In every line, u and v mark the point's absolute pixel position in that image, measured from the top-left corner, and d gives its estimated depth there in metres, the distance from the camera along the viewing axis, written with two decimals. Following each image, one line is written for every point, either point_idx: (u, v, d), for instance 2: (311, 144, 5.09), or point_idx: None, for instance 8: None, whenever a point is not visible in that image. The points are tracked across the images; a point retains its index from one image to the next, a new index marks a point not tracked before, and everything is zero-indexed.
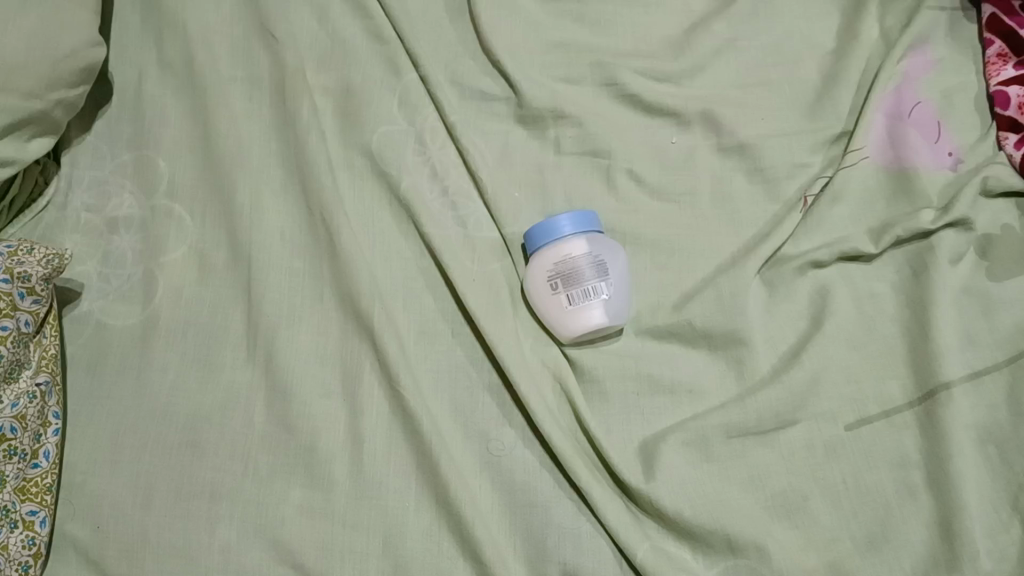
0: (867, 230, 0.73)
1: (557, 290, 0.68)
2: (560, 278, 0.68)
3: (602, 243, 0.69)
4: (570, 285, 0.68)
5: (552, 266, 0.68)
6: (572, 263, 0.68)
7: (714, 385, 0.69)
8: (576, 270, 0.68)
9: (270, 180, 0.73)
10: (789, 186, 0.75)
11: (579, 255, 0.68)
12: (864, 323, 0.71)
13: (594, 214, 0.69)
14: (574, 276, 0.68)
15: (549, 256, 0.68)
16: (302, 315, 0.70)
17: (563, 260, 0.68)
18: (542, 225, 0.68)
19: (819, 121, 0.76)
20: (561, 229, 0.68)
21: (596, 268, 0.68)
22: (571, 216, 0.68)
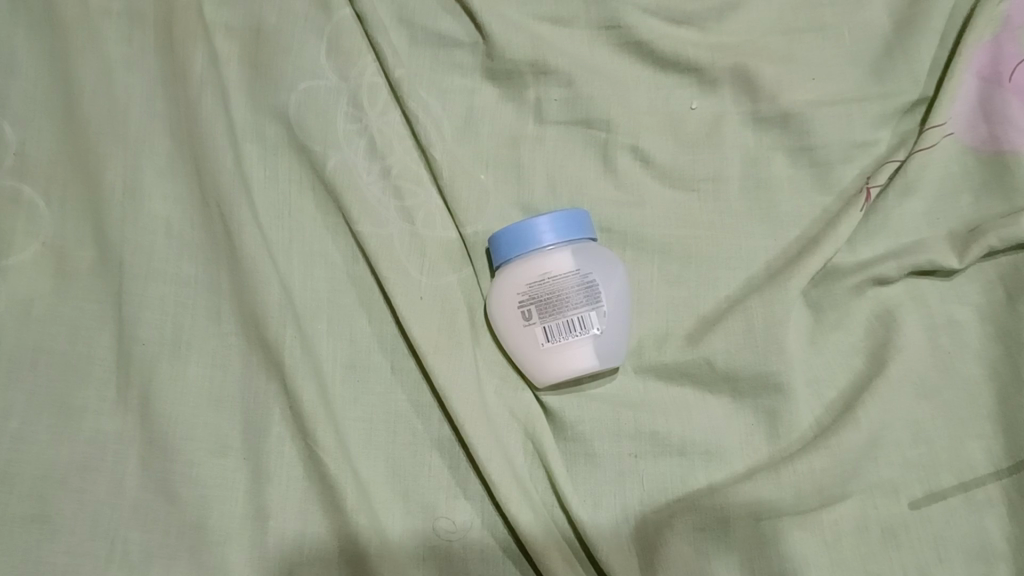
0: (946, 237, 0.55)
1: (531, 321, 0.50)
2: (535, 304, 0.50)
3: (595, 256, 0.52)
4: (550, 316, 0.50)
5: (524, 288, 0.50)
6: (553, 286, 0.50)
7: (738, 442, 0.52)
8: (558, 296, 0.50)
9: (154, 153, 0.54)
10: (845, 173, 0.56)
11: (563, 274, 0.50)
12: (937, 362, 0.53)
13: (585, 215, 0.51)
14: (555, 303, 0.50)
15: (522, 272, 0.50)
16: (191, 340, 0.52)
17: (540, 280, 0.50)
18: (514, 231, 0.50)
19: (888, 82, 0.57)
20: (539, 239, 0.50)
21: (587, 291, 0.50)
22: (554, 220, 0.50)
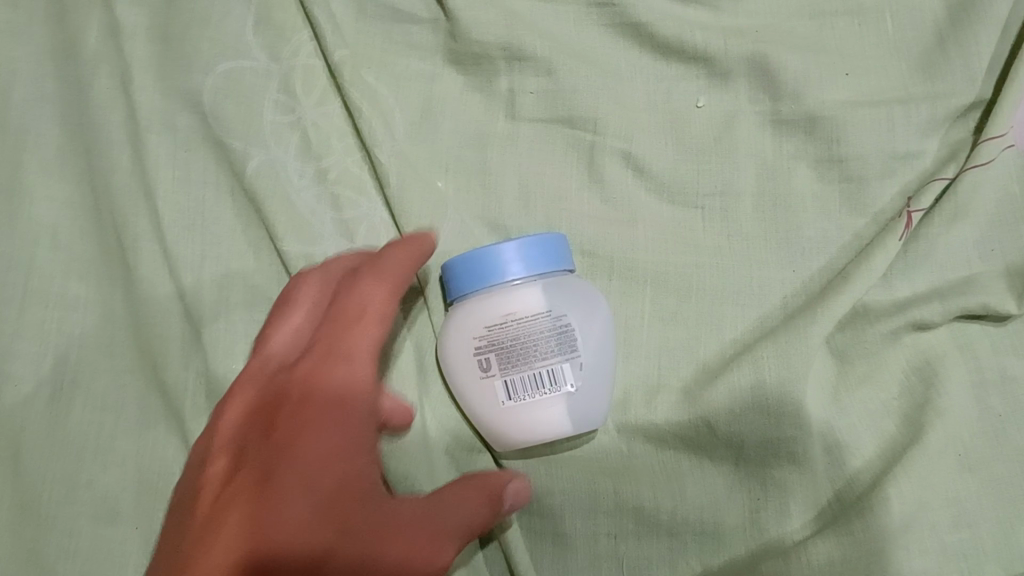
0: (1003, 275, 0.45)
1: (489, 372, 0.41)
2: (496, 353, 0.41)
3: (573, 293, 0.42)
4: (513, 368, 0.40)
5: (483, 332, 0.41)
6: (517, 331, 0.40)
7: (740, 520, 0.43)
8: (521, 344, 0.40)
9: (40, 143, 0.44)
10: (883, 191, 0.46)
11: (530, 315, 0.41)
12: (988, 428, 0.43)
13: (560, 242, 0.42)
14: (519, 353, 0.40)
15: (481, 311, 0.41)
16: (76, 377, 0.42)
17: (501, 322, 0.41)
18: (472, 259, 0.41)
19: (938, 80, 0.47)
20: (495, 278, 0.40)
21: (560, 337, 0.41)
22: (521, 247, 0.40)
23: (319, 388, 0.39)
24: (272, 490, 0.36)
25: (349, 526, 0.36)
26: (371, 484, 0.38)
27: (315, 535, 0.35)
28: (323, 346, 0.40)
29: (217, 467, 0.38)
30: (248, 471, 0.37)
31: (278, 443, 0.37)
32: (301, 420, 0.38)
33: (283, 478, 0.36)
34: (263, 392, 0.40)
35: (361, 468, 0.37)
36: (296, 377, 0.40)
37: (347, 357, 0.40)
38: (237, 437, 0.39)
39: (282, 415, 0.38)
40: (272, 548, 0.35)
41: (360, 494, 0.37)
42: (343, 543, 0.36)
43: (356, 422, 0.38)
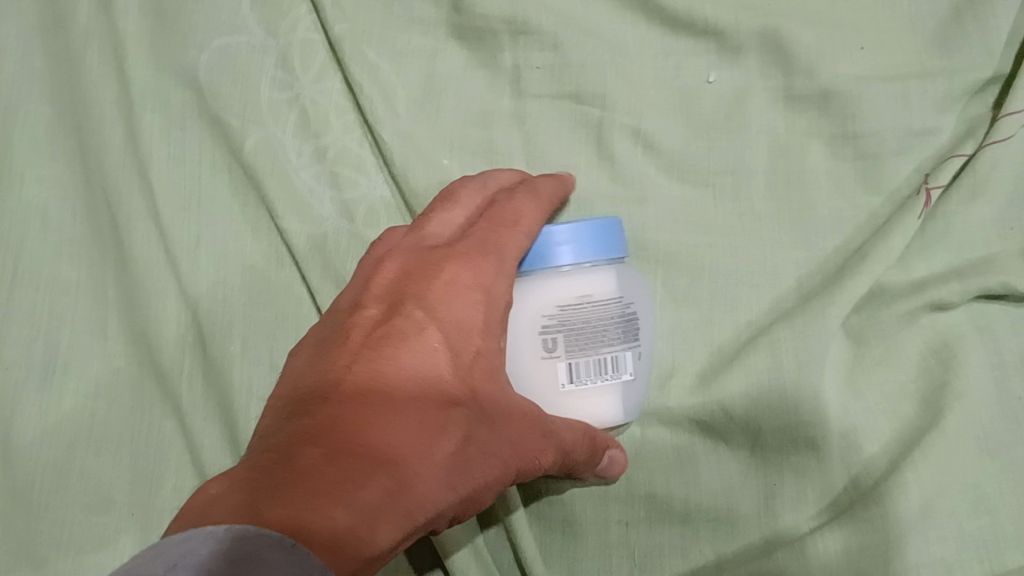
0: (1023, 254, 0.43)
1: (554, 353, 0.37)
2: (565, 333, 0.37)
3: (626, 279, 0.40)
4: (581, 352, 0.37)
5: (553, 310, 0.37)
6: (591, 314, 0.38)
7: (754, 508, 0.41)
8: (595, 326, 0.38)
9: (28, 118, 0.43)
10: (899, 168, 0.45)
11: (603, 300, 0.38)
12: (1011, 412, 0.42)
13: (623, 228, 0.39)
14: (590, 337, 0.38)
15: (551, 288, 0.38)
16: (69, 362, 0.41)
17: (576, 303, 0.38)
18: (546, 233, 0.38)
19: (955, 54, 0.45)
20: (566, 254, 0.38)
21: (625, 325, 0.39)
22: (600, 230, 0.38)
23: (467, 268, 0.35)
24: (406, 333, 0.32)
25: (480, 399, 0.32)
26: (499, 373, 0.34)
27: (451, 386, 0.32)
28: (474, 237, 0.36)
29: (369, 310, 0.34)
30: (397, 304, 0.33)
31: (426, 294, 0.34)
32: (440, 282, 0.34)
33: (418, 330, 0.32)
34: (415, 258, 0.36)
35: (496, 372, 0.34)
36: (453, 253, 0.35)
37: (497, 248, 0.36)
38: (394, 285, 0.35)
39: (440, 274, 0.34)
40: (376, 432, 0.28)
41: (494, 400, 0.33)
42: (481, 430, 0.32)
43: (496, 317, 0.35)
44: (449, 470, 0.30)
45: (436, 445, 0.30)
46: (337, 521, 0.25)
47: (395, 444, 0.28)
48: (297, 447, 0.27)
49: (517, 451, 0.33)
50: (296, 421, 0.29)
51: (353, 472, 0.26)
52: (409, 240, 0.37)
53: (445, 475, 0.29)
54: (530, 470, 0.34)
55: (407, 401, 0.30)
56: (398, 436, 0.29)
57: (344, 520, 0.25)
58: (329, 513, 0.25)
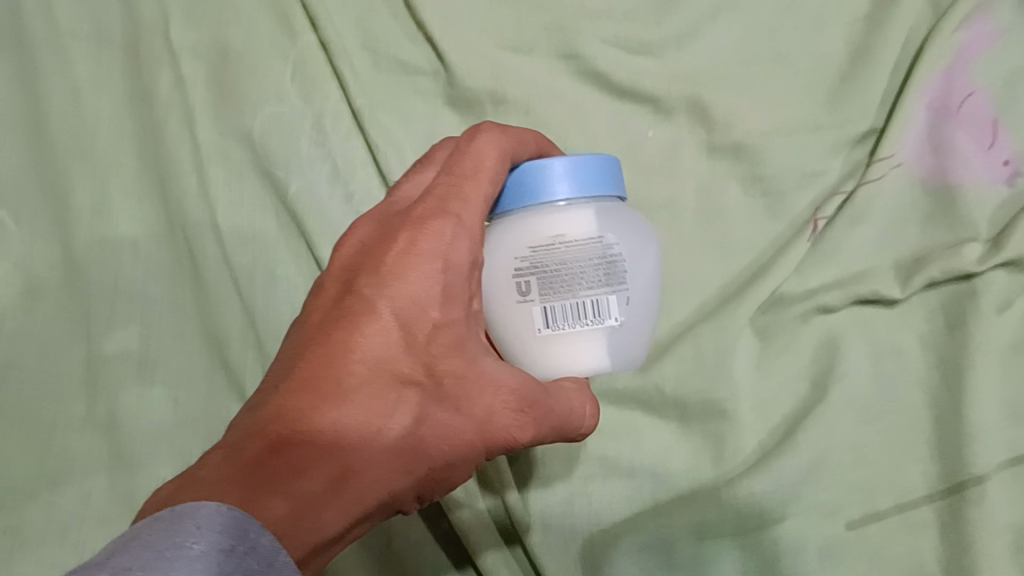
0: (891, 267, 0.57)
1: (528, 296, 0.43)
2: (535, 276, 0.43)
3: (623, 221, 0.44)
4: (552, 294, 0.42)
5: (526, 255, 0.43)
6: (560, 257, 0.42)
7: (685, 462, 0.54)
8: (566, 270, 0.42)
9: (121, 175, 0.56)
10: (798, 202, 0.58)
11: (575, 242, 0.42)
12: (882, 388, 0.55)
13: (602, 162, 0.44)
14: (559, 279, 0.42)
15: (526, 233, 0.43)
16: (158, 358, 0.54)
17: (546, 246, 0.42)
18: (522, 176, 0.43)
19: (843, 111, 0.58)
20: (555, 190, 0.43)
21: (602, 267, 0.43)
22: (572, 165, 0.43)
23: (422, 236, 0.40)
24: (356, 316, 0.39)
25: (436, 370, 0.39)
26: (458, 342, 0.40)
27: (400, 364, 0.39)
28: (435, 195, 0.41)
29: (332, 289, 0.41)
30: (354, 284, 0.40)
31: (383, 271, 0.40)
32: (394, 255, 0.40)
33: (367, 311, 0.39)
34: (380, 229, 0.41)
35: (455, 341, 0.40)
36: (411, 219, 0.40)
37: (453, 213, 0.40)
38: (356, 264, 0.41)
39: (394, 246, 0.40)
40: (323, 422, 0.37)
41: (452, 371, 0.39)
42: (432, 408, 0.39)
43: (454, 280, 0.40)
44: (400, 450, 0.38)
45: (377, 426, 0.38)
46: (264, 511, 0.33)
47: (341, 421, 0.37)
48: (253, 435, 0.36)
49: (478, 430, 0.40)
50: (262, 406, 0.37)
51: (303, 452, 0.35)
52: (387, 206, 0.43)
53: (391, 453, 0.38)
54: (508, 441, 0.41)
55: (350, 385, 0.38)
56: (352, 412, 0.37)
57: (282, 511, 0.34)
58: (264, 503, 0.33)
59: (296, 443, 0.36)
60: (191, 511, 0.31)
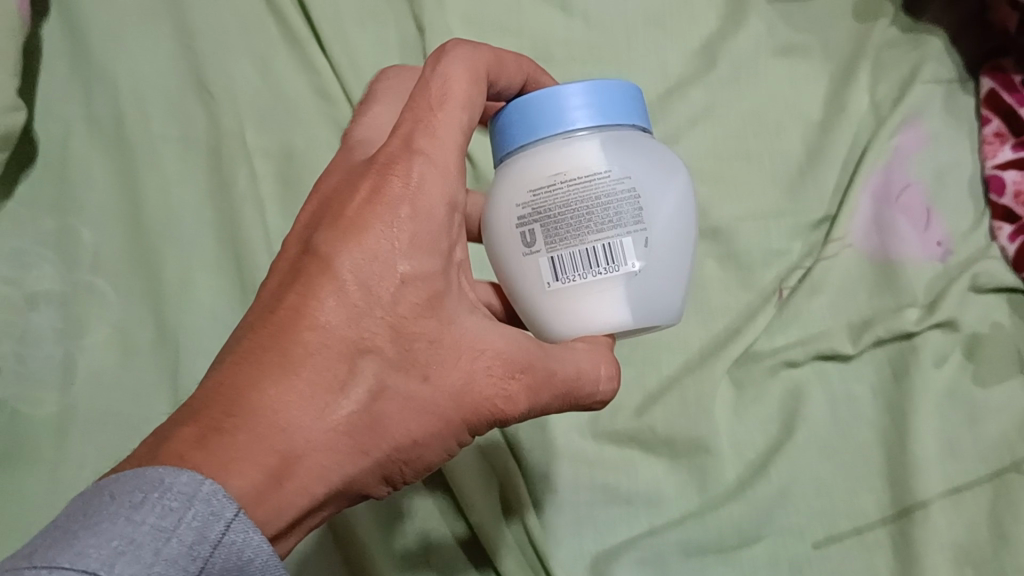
0: (845, 327, 0.67)
1: (538, 246, 0.45)
2: (542, 224, 0.45)
3: (634, 152, 0.46)
4: (559, 243, 0.45)
5: (533, 203, 0.45)
6: (564, 201, 0.44)
7: (673, 492, 0.64)
8: (571, 215, 0.44)
9: (203, 253, 0.68)
10: (765, 275, 0.69)
11: (579, 185, 0.44)
12: (839, 429, 0.65)
13: (609, 90, 0.46)
14: (566, 225, 0.44)
15: (533, 177, 0.45)
16: None
17: (551, 192, 0.45)
18: (531, 115, 0.46)
19: (801, 201, 0.71)
20: (562, 123, 0.46)
21: (610, 209, 0.44)
22: (580, 100, 0.46)
23: (388, 182, 0.42)
24: (310, 284, 0.41)
25: (404, 336, 0.42)
26: (422, 307, 0.42)
27: (351, 338, 0.40)
28: (400, 135, 0.43)
29: (294, 250, 0.43)
30: (316, 243, 0.42)
31: (344, 229, 0.42)
32: (351, 217, 0.42)
33: (320, 279, 0.41)
34: (350, 175, 0.44)
35: (426, 294, 0.42)
36: (377, 166, 0.43)
37: (425, 156, 0.42)
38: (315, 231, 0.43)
39: (360, 198, 0.42)
40: (262, 406, 0.38)
41: (425, 335, 0.42)
42: (390, 381, 0.41)
43: (420, 231, 0.42)
44: (352, 426, 0.40)
45: (324, 405, 0.39)
46: (226, 479, 0.37)
47: (306, 389, 0.39)
48: (195, 418, 0.38)
49: (455, 397, 0.43)
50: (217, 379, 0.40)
51: (268, 419, 0.38)
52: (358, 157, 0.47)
53: (339, 428, 0.40)
54: (492, 414, 0.44)
55: (297, 360, 0.39)
56: (314, 377, 0.39)
57: (252, 480, 0.37)
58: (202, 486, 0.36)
59: (235, 429, 0.38)
60: (148, 472, 0.36)
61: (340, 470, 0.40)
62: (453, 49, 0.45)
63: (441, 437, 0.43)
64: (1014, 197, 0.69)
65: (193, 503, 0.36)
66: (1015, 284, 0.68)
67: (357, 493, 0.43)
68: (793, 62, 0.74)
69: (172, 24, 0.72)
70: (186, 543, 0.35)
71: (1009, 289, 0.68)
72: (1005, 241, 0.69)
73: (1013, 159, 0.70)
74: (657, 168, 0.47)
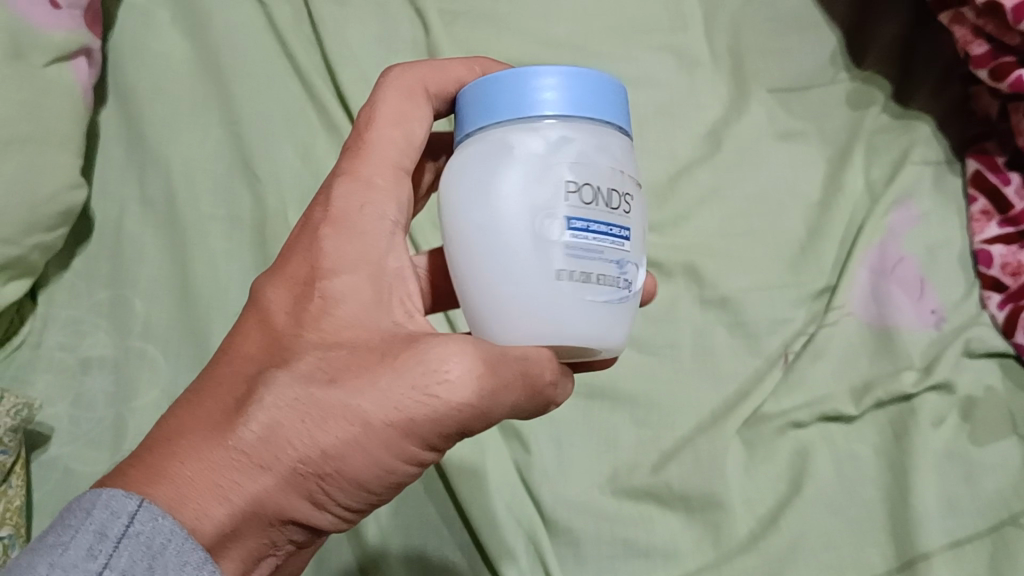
0: (847, 391, 0.72)
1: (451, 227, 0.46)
2: (455, 209, 0.46)
3: (493, 161, 0.45)
4: (464, 230, 0.45)
5: (456, 185, 0.46)
6: (477, 187, 0.45)
7: (690, 546, 0.67)
8: (479, 202, 0.45)
9: None
10: (770, 342, 0.74)
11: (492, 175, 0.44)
12: (844, 485, 0.69)
13: (573, 78, 0.45)
14: (475, 208, 0.45)
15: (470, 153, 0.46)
16: None
17: (473, 174, 0.45)
18: (493, 87, 0.45)
19: (803, 274, 0.76)
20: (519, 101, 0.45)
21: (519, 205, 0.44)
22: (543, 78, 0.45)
23: (312, 215, 0.49)
24: (247, 329, 0.48)
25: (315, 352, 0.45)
26: (335, 320, 0.46)
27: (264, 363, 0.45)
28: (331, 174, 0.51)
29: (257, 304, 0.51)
30: (259, 295, 0.49)
31: (278, 275, 0.49)
32: (283, 260, 0.49)
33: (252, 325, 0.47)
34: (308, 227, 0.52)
35: (337, 309, 0.46)
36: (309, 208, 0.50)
37: (348, 180, 0.49)
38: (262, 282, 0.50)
39: (293, 241, 0.50)
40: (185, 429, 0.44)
41: (337, 347, 0.45)
42: (300, 390, 0.43)
43: (332, 247, 0.47)
44: (264, 435, 0.42)
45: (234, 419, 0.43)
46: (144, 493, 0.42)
47: (223, 408, 0.44)
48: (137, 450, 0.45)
49: (369, 399, 0.42)
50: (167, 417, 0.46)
51: (187, 439, 0.44)
52: None
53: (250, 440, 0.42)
54: (422, 413, 0.43)
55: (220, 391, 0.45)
56: (227, 401, 0.44)
57: (163, 493, 0.42)
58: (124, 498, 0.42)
59: (161, 450, 0.44)
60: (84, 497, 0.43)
61: (254, 476, 0.42)
62: (387, 78, 0.52)
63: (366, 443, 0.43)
64: (1001, 268, 0.74)
65: (96, 511, 0.41)
66: (1005, 350, 0.73)
67: (301, 513, 0.44)
68: (792, 146, 0.81)
69: (219, 112, 0.79)
70: (85, 546, 0.40)
71: (999, 354, 0.73)
72: (994, 308, 0.74)
73: (999, 235, 0.75)
74: (526, 173, 0.44)
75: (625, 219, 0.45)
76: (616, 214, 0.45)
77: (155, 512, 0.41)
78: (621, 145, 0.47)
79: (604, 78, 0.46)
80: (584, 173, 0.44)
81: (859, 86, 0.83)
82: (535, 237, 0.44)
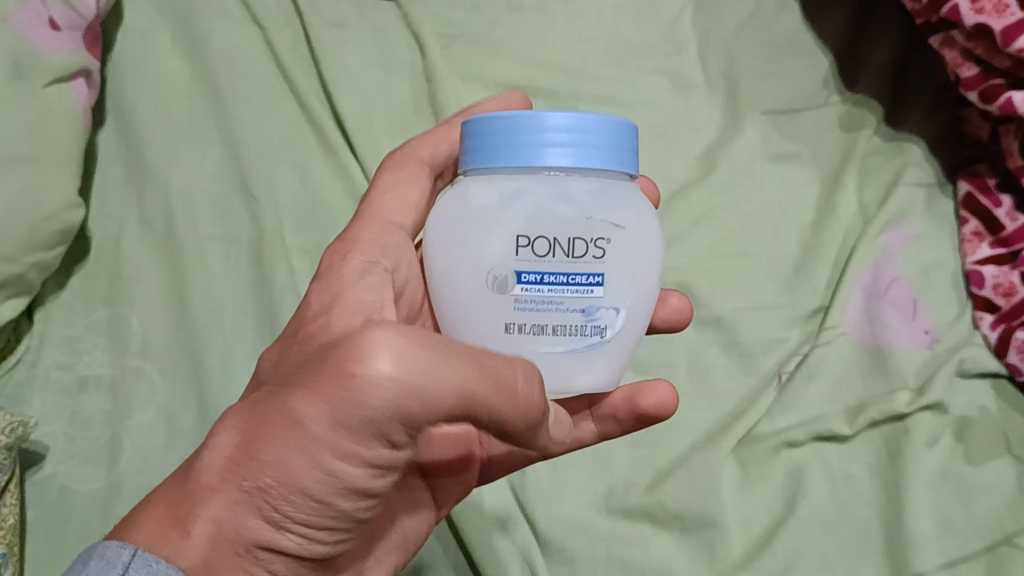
0: (841, 411, 0.72)
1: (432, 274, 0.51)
2: (433, 256, 0.51)
3: (458, 214, 0.49)
4: (440, 278, 0.51)
5: (435, 229, 0.51)
6: (449, 237, 0.50)
7: (686, 565, 0.67)
8: (450, 252, 0.50)
9: (242, 342, 0.73)
10: (765, 362, 0.74)
11: (461, 227, 0.49)
12: (838, 505, 0.69)
13: (552, 131, 0.47)
14: (448, 256, 0.50)
15: (452, 197, 0.50)
16: None
17: (448, 222, 0.50)
18: (481, 131, 0.48)
19: (797, 294, 0.76)
20: (499, 149, 0.48)
21: (480, 262, 0.48)
22: (525, 129, 0.47)
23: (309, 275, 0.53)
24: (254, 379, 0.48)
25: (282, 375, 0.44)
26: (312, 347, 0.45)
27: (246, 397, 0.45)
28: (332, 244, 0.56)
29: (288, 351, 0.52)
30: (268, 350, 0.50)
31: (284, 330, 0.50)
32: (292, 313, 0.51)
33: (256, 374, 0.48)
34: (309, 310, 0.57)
35: (323, 331, 0.46)
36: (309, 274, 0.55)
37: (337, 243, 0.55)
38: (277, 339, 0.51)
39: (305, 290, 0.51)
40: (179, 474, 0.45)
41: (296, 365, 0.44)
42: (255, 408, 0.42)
43: (318, 291, 0.50)
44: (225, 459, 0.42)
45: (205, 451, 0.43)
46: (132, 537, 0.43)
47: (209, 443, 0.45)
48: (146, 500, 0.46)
49: (296, 398, 0.40)
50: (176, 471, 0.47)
51: (178, 478, 0.44)
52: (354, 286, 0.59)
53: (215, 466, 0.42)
54: (347, 406, 0.39)
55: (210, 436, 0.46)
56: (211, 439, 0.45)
57: (148, 536, 0.43)
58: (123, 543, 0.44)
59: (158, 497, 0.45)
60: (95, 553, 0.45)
61: (213, 503, 0.42)
62: (386, 164, 0.59)
63: (305, 455, 0.40)
64: (993, 289, 0.75)
65: (91, 561, 0.43)
66: (998, 369, 0.73)
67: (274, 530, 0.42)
68: (786, 167, 0.81)
69: (218, 132, 0.79)
70: None
71: (993, 374, 0.73)
72: (987, 328, 0.74)
73: (990, 256, 0.76)
74: (484, 226, 0.48)
75: (595, 266, 0.48)
76: (581, 263, 0.48)
77: (148, 558, 0.42)
78: (599, 190, 0.48)
79: (593, 124, 0.47)
80: (538, 226, 0.47)
81: (852, 108, 0.84)
82: (494, 288, 0.48)
